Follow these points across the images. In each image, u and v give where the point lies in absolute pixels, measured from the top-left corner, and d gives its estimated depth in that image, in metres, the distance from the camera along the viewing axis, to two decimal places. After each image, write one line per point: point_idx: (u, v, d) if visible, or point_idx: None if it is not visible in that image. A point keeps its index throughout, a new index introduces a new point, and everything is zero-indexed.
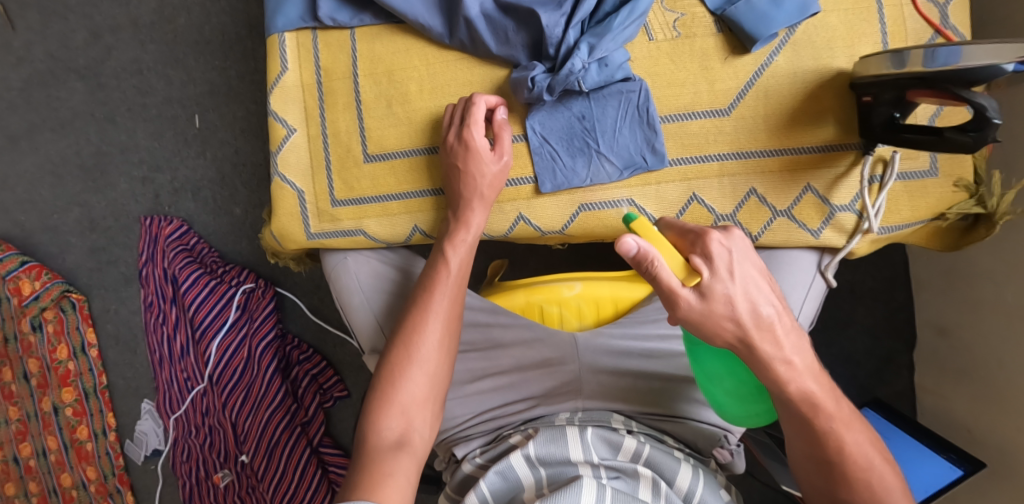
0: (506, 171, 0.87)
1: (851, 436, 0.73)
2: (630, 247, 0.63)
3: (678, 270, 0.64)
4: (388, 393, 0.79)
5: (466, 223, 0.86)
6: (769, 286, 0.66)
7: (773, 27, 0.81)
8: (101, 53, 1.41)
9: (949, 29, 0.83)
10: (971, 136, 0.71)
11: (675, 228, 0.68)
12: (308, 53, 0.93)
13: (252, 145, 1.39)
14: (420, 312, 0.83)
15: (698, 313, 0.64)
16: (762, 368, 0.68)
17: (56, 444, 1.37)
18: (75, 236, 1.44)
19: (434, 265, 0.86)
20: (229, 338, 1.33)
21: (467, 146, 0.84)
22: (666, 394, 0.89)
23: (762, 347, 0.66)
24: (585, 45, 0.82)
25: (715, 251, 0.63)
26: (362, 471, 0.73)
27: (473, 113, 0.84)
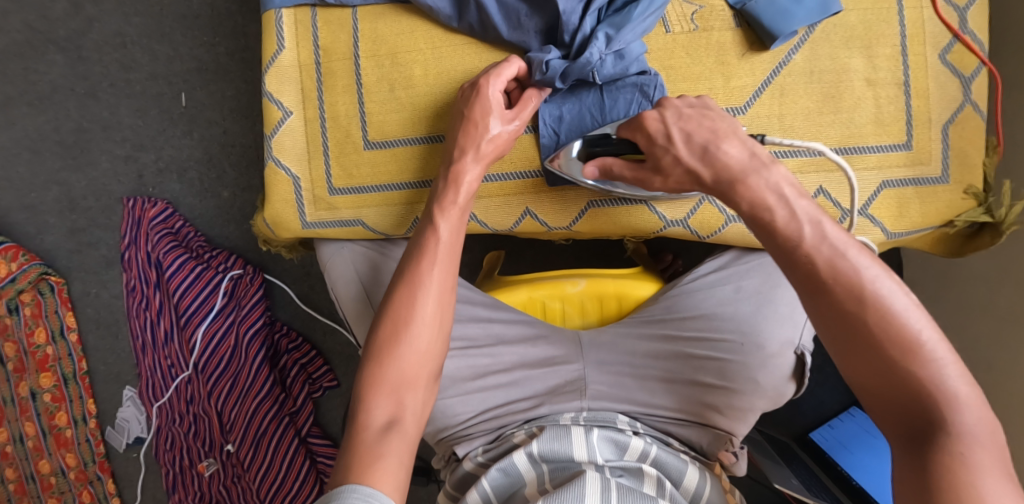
0: (516, 135, 0.83)
1: (863, 263, 0.63)
2: (592, 171, 0.80)
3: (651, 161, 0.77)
4: (376, 372, 0.74)
5: (461, 180, 0.81)
6: (765, 169, 0.70)
7: (793, 25, 0.80)
8: (82, 25, 1.34)
9: (968, 34, 0.82)
10: (617, 138, 0.80)
11: (626, 127, 0.79)
12: (307, 32, 0.89)
13: (242, 125, 1.35)
14: (411, 285, 0.77)
15: (646, 140, 0.76)
16: (766, 229, 0.68)
17: (34, 430, 1.32)
18: (53, 216, 1.39)
19: (422, 232, 0.81)
20: (216, 325, 1.29)
21: (481, 95, 0.81)
22: (679, 397, 0.86)
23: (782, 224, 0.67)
24: (602, 35, 0.79)
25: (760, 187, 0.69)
26: (350, 455, 0.68)
27: (501, 70, 0.81)
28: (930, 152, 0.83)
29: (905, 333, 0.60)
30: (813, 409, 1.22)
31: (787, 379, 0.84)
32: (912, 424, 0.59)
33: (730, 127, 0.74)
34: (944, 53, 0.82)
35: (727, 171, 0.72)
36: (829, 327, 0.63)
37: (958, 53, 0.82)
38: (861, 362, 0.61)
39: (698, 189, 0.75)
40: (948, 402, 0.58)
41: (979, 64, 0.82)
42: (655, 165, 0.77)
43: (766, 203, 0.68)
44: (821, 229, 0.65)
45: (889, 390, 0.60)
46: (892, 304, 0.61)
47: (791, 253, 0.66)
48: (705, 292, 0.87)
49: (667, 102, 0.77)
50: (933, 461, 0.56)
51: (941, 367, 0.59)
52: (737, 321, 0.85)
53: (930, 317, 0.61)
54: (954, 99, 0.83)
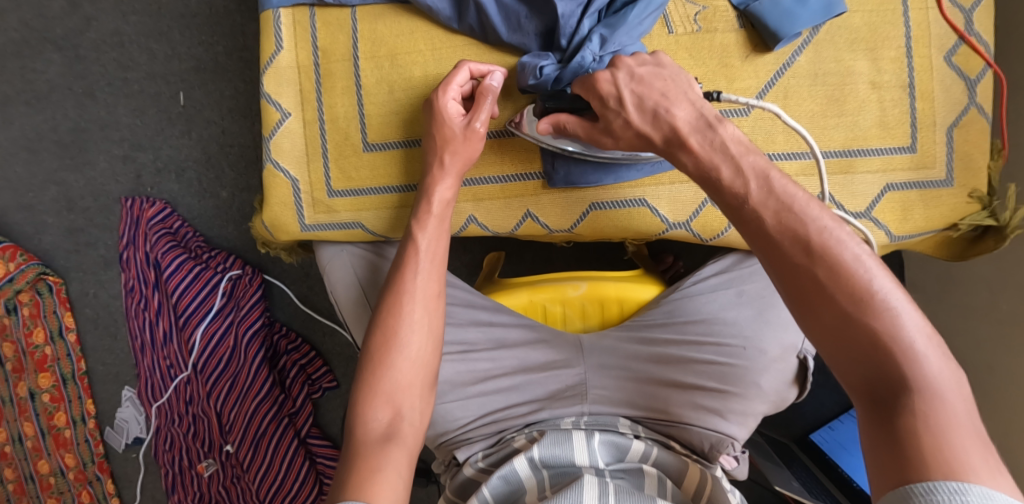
0: (483, 134, 0.82)
1: (812, 214, 0.61)
2: (546, 128, 0.79)
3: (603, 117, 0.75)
4: (371, 381, 0.74)
5: (434, 192, 0.82)
6: (716, 125, 0.67)
7: (797, 27, 0.79)
8: (79, 23, 1.33)
9: (974, 36, 0.81)
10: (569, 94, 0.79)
11: (581, 83, 0.76)
12: (305, 32, 0.88)
13: (240, 125, 1.34)
14: (398, 292, 0.78)
15: (597, 102, 0.74)
16: (715, 191, 0.66)
17: (33, 430, 1.32)
18: (51, 216, 1.38)
19: (404, 246, 0.82)
20: (214, 326, 1.29)
21: (433, 110, 0.81)
22: (674, 400, 0.84)
23: (728, 182, 0.65)
24: (597, 37, 0.79)
25: (705, 144, 0.67)
26: (351, 467, 0.67)
27: (450, 79, 0.81)
28: (935, 155, 0.83)
29: (858, 284, 0.57)
30: (814, 410, 1.21)
31: (789, 383, 0.85)
32: (877, 382, 0.56)
33: (682, 86, 0.71)
34: (949, 55, 0.81)
35: (676, 134, 0.69)
36: (783, 283, 0.61)
37: (963, 55, 0.81)
38: (815, 318, 0.59)
39: (650, 150, 0.73)
40: (906, 355, 0.55)
41: (984, 67, 0.81)
42: (606, 125, 0.75)
43: (712, 162, 0.66)
44: (766, 184, 0.63)
45: (847, 344, 0.57)
46: (843, 254, 0.59)
47: (739, 210, 0.64)
48: (707, 297, 0.87)
49: (619, 61, 0.74)
50: (895, 419, 0.54)
51: (897, 316, 0.56)
52: (739, 325, 0.85)
53: (884, 266, 0.59)
54: (959, 102, 0.82)
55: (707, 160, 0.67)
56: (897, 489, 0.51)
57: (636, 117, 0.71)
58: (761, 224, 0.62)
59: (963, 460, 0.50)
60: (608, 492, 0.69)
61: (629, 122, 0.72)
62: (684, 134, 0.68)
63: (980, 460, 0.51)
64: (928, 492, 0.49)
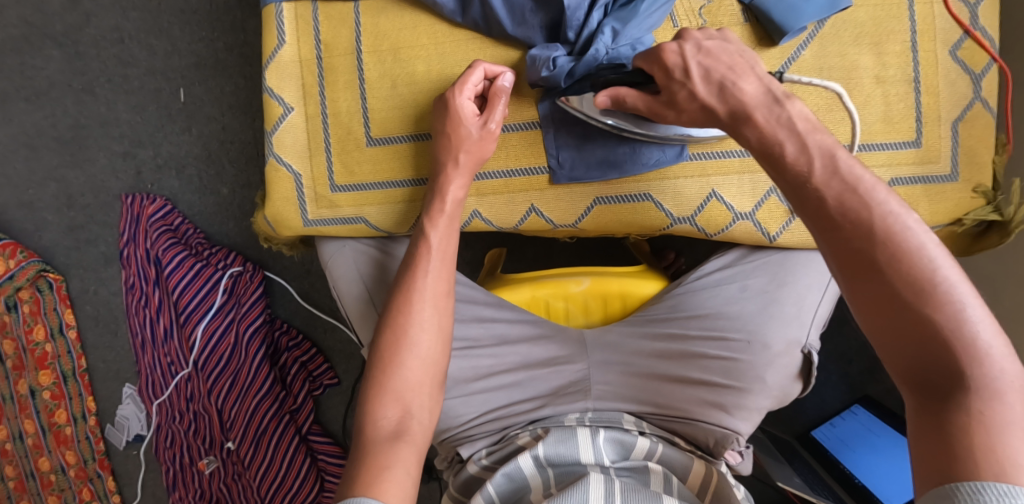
0: (496, 135, 0.83)
1: (877, 197, 0.60)
2: (604, 100, 0.77)
3: (671, 88, 0.73)
4: (380, 379, 0.74)
5: (447, 191, 0.82)
6: (785, 107, 0.67)
7: (803, 20, 0.78)
8: (79, 19, 1.33)
9: (979, 31, 0.81)
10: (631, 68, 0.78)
11: (649, 55, 0.74)
12: (308, 27, 0.88)
13: (241, 121, 1.33)
14: (406, 293, 0.78)
15: (662, 74, 0.73)
16: (776, 169, 0.66)
17: (33, 427, 1.31)
18: (51, 213, 1.37)
19: (416, 244, 0.82)
20: (215, 323, 1.28)
21: (450, 107, 0.81)
22: (679, 394, 0.84)
23: (793, 157, 0.64)
24: (608, 30, 0.78)
25: (773, 125, 0.67)
26: (359, 464, 0.67)
27: (466, 77, 0.81)
28: (939, 150, 0.82)
29: (922, 273, 0.57)
30: (816, 407, 1.21)
31: (793, 378, 0.84)
32: (932, 377, 0.56)
33: (749, 61, 0.72)
34: (954, 50, 0.81)
35: (742, 107, 0.69)
36: (841, 266, 0.60)
37: (968, 49, 0.81)
38: (874, 306, 0.59)
39: (711, 125, 0.73)
40: (968, 351, 0.55)
41: (989, 61, 0.81)
42: (669, 98, 0.74)
43: (777, 137, 0.66)
44: (832, 163, 0.63)
45: (904, 336, 0.57)
46: (907, 241, 0.58)
47: (801, 189, 0.63)
48: (711, 291, 0.86)
49: (686, 34, 0.74)
50: (949, 416, 0.54)
51: (961, 310, 0.56)
52: (743, 319, 0.84)
53: (948, 254, 0.58)
54: (964, 96, 0.82)
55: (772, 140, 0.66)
56: (945, 488, 0.51)
57: (704, 90, 0.71)
58: (823, 206, 0.62)
59: (1016, 463, 0.50)
60: (614, 492, 0.68)
61: (694, 94, 0.72)
62: (752, 108, 0.68)
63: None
64: (977, 495, 0.49)
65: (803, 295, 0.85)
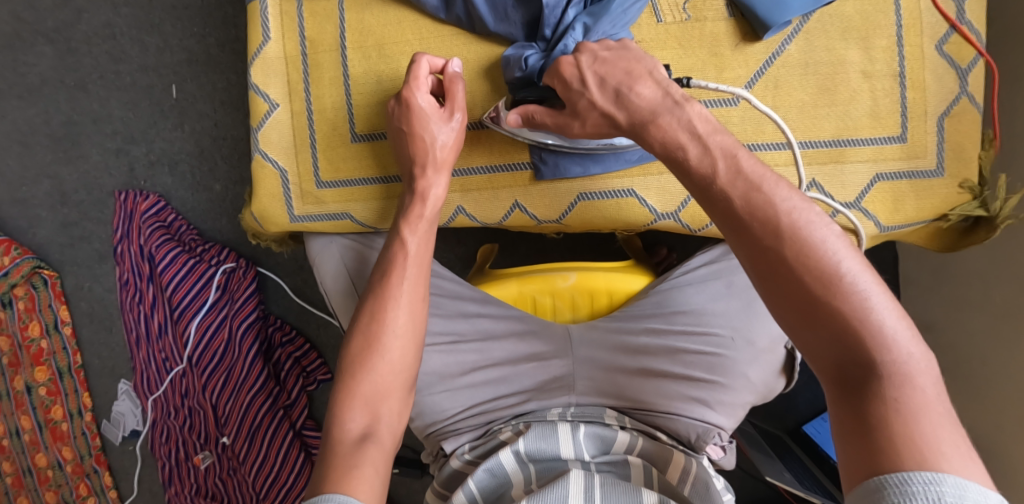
0: (462, 126, 0.83)
1: (780, 193, 0.59)
2: (515, 117, 0.79)
3: (571, 105, 0.74)
4: (349, 384, 0.73)
5: (427, 194, 0.82)
6: (684, 105, 0.65)
7: (788, 15, 0.78)
8: (71, 16, 1.33)
9: (966, 25, 0.80)
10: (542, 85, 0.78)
11: (550, 73, 0.75)
12: (292, 23, 0.88)
13: (232, 118, 1.33)
14: (376, 312, 0.77)
15: (562, 87, 0.74)
16: (678, 170, 0.64)
17: (30, 423, 1.32)
18: (45, 210, 1.38)
19: (390, 245, 0.82)
20: (209, 319, 1.29)
21: (410, 106, 0.81)
22: (649, 391, 0.84)
23: (695, 157, 0.63)
24: (580, 26, 0.79)
25: (676, 123, 0.65)
26: (325, 468, 0.66)
27: (415, 73, 0.81)
28: (926, 145, 0.82)
29: (826, 265, 0.56)
30: (807, 403, 1.21)
31: (777, 374, 0.85)
32: (847, 367, 0.55)
33: (647, 66, 0.70)
34: (941, 44, 0.80)
35: (641, 112, 0.67)
36: (751, 266, 0.59)
37: (955, 44, 0.80)
38: (785, 302, 0.57)
39: (615, 132, 0.71)
40: (876, 339, 0.54)
41: (976, 56, 0.81)
42: (572, 111, 0.74)
43: (678, 141, 0.64)
44: (734, 164, 0.61)
45: (816, 331, 0.56)
46: (811, 234, 0.57)
47: (708, 191, 0.61)
48: (696, 288, 0.86)
49: (584, 45, 0.74)
50: (867, 406, 0.53)
51: (866, 299, 0.55)
52: (727, 317, 0.85)
53: (851, 243, 0.57)
54: (951, 91, 0.81)
55: (674, 138, 0.64)
56: (872, 482, 0.50)
57: (600, 98, 0.71)
58: (730, 204, 0.60)
59: (935, 448, 0.50)
60: (593, 488, 0.69)
61: (594, 104, 0.71)
62: (651, 112, 0.67)
63: (952, 449, 0.50)
64: (904, 485, 0.48)
65: None
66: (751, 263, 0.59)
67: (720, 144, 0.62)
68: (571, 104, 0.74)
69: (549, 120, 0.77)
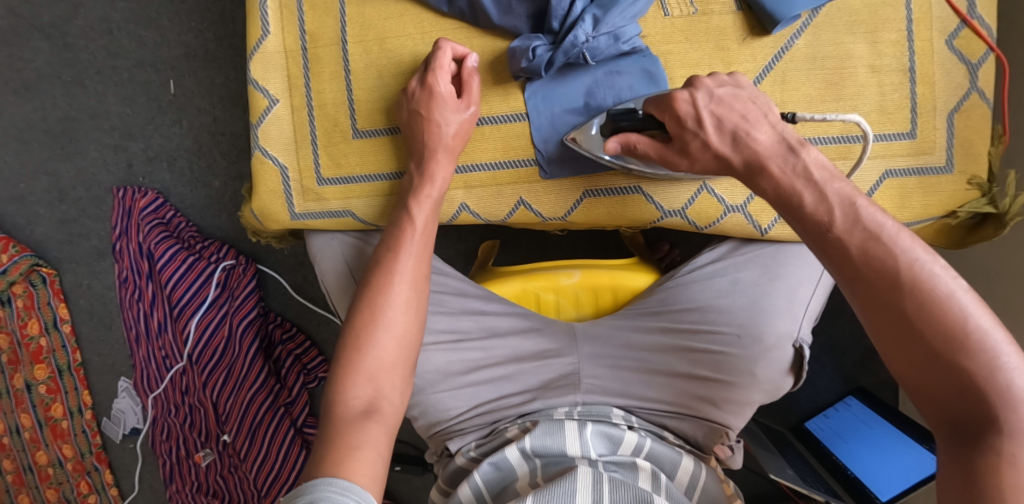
0: (475, 120, 0.83)
1: (901, 244, 0.60)
2: (615, 147, 0.77)
3: (680, 143, 0.74)
4: (353, 358, 0.72)
5: (434, 176, 0.82)
6: (806, 149, 0.67)
7: (796, 9, 0.77)
8: (67, 11, 1.32)
9: (976, 19, 0.79)
10: (642, 113, 0.77)
11: (661, 109, 0.74)
12: (292, 17, 0.86)
13: (231, 114, 1.32)
14: (376, 294, 0.76)
15: (673, 122, 0.73)
16: (796, 216, 0.66)
17: (30, 421, 1.31)
18: (42, 206, 1.37)
19: (398, 221, 0.81)
20: (209, 316, 1.28)
21: (431, 92, 0.80)
22: (709, 400, 0.83)
23: (814, 201, 0.65)
24: (589, 17, 0.77)
25: (795, 168, 0.67)
26: (327, 445, 0.66)
27: (438, 59, 0.80)
28: (934, 141, 0.81)
29: (951, 321, 0.56)
30: (809, 399, 1.20)
31: (784, 372, 0.83)
32: (969, 421, 0.56)
33: (762, 108, 0.72)
34: (950, 39, 0.79)
35: (758, 156, 0.69)
36: (868, 316, 0.60)
37: (965, 38, 0.79)
38: (902, 355, 0.59)
39: (725, 173, 0.73)
40: (1003, 396, 0.55)
41: (986, 51, 0.79)
42: (681, 148, 0.74)
43: (794, 188, 0.67)
44: (853, 211, 0.62)
45: (934, 384, 0.57)
46: (935, 289, 0.57)
47: (824, 237, 0.64)
48: (702, 285, 0.85)
49: (699, 82, 0.73)
50: (982, 459, 0.54)
51: (995, 357, 0.55)
52: (734, 313, 0.83)
53: (978, 298, 0.57)
54: (960, 85, 0.80)
55: (795, 179, 0.67)
56: None
57: (717, 140, 0.71)
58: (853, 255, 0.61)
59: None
60: (601, 482, 0.68)
61: (708, 143, 0.72)
62: (767, 155, 0.69)
63: None
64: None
65: (794, 287, 0.84)
66: (870, 315, 0.60)
67: (842, 193, 0.64)
68: (682, 142, 0.73)
69: (653, 151, 0.76)
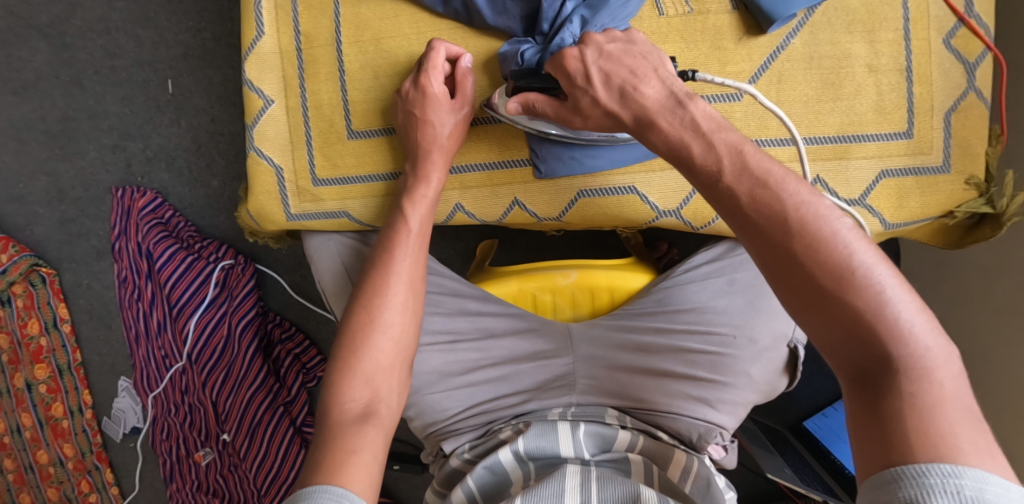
0: (468, 120, 0.83)
1: (787, 189, 0.57)
2: (515, 107, 0.76)
3: (575, 100, 0.72)
4: (349, 361, 0.72)
5: (429, 177, 0.81)
6: (695, 100, 0.64)
7: (792, 8, 0.76)
8: (65, 10, 1.32)
9: (973, 18, 0.79)
10: (545, 74, 0.75)
11: (556, 67, 0.72)
12: (287, 17, 0.86)
13: (230, 113, 1.32)
14: (372, 296, 0.76)
15: (564, 80, 0.71)
16: (686, 169, 0.64)
17: (31, 420, 1.32)
18: (42, 206, 1.37)
19: (393, 222, 0.81)
20: (207, 316, 1.28)
21: (425, 93, 0.80)
22: (660, 388, 0.83)
23: (701, 152, 0.62)
24: (577, 19, 0.78)
25: (685, 116, 0.64)
26: (323, 448, 0.65)
27: (432, 59, 0.80)
28: (932, 141, 0.80)
29: (838, 258, 0.54)
30: (808, 398, 1.20)
31: (780, 373, 0.84)
32: (865, 363, 0.53)
33: (653, 63, 0.69)
34: (949, 38, 0.79)
35: (645, 111, 0.66)
36: (762, 263, 0.57)
37: (963, 37, 0.79)
38: (797, 301, 0.56)
39: (617, 130, 0.70)
40: (892, 332, 0.52)
41: (984, 50, 0.79)
42: (574, 106, 0.72)
43: (682, 140, 0.63)
44: (740, 160, 0.60)
45: (829, 327, 0.54)
46: (821, 228, 0.55)
47: (714, 189, 0.61)
48: (697, 285, 0.85)
49: (590, 38, 0.71)
50: (884, 402, 0.51)
51: (882, 291, 0.53)
52: (729, 313, 0.84)
53: (862, 235, 0.55)
54: (958, 85, 0.80)
55: (679, 128, 0.64)
56: (886, 473, 0.48)
57: (605, 95, 0.69)
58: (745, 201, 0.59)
59: (951, 443, 0.48)
60: (591, 481, 0.69)
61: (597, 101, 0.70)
62: (652, 108, 0.66)
63: (970, 445, 0.48)
64: (925, 479, 0.46)
65: None
66: (765, 262, 0.57)
67: (730, 138, 0.61)
68: (577, 100, 0.71)
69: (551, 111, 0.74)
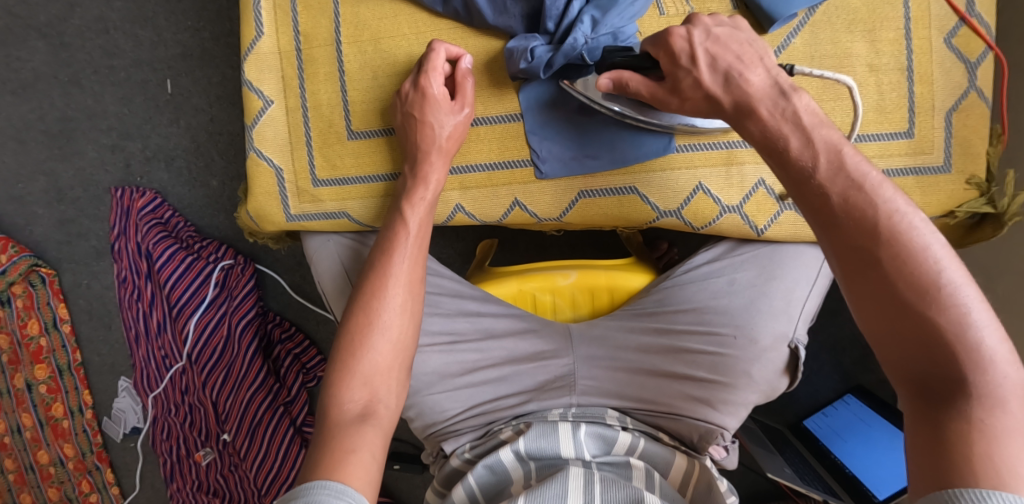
0: (469, 122, 0.82)
1: (882, 195, 0.58)
2: (607, 84, 0.74)
3: (673, 79, 0.71)
4: (348, 362, 0.72)
5: (427, 178, 0.81)
6: (797, 94, 0.65)
7: (791, 9, 0.77)
8: (63, 10, 1.31)
9: (974, 17, 0.79)
10: (638, 53, 0.74)
11: (660, 44, 0.71)
12: (286, 17, 0.86)
13: (228, 113, 1.31)
14: (371, 297, 0.76)
15: (668, 59, 0.71)
16: (779, 160, 0.64)
17: (31, 421, 1.32)
18: (41, 206, 1.37)
19: (391, 225, 0.81)
20: (207, 317, 1.28)
21: (425, 94, 0.80)
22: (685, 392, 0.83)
23: (801, 145, 0.63)
24: (587, 18, 0.78)
25: (774, 114, 0.65)
26: (323, 448, 0.65)
27: (432, 60, 0.80)
28: (933, 141, 0.80)
29: (928, 272, 0.56)
30: (808, 397, 1.20)
31: (780, 373, 0.83)
32: (937, 383, 0.54)
33: (758, 51, 0.69)
34: (949, 37, 0.79)
35: (747, 98, 0.66)
36: (840, 264, 0.59)
37: (964, 36, 0.78)
38: (874, 309, 0.57)
39: (714, 115, 0.70)
40: (971, 358, 0.54)
41: (985, 49, 0.79)
42: (673, 86, 0.71)
43: (781, 131, 0.64)
44: (837, 158, 0.61)
45: (904, 341, 0.56)
46: (912, 240, 0.57)
47: (804, 184, 0.62)
48: (698, 285, 0.85)
49: (697, 19, 0.71)
50: (948, 423, 0.53)
51: (965, 313, 0.54)
52: (730, 314, 0.83)
53: (953, 254, 0.57)
54: (959, 85, 0.79)
55: (775, 125, 0.65)
56: (942, 493, 0.49)
57: (711, 75, 0.69)
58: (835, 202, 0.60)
59: (1013, 471, 0.49)
60: (592, 483, 0.68)
61: (699, 82, 0.69)
62: (757, 97, 0.66)
63: None
64: (982, 503, 0.48)
65: (791, 288, 0.84)
66: (847, 265, 0.59)
67: (828, 140, 0.62)
68: (677, 76, 0.70)
69: (643, 91, 0.73)
